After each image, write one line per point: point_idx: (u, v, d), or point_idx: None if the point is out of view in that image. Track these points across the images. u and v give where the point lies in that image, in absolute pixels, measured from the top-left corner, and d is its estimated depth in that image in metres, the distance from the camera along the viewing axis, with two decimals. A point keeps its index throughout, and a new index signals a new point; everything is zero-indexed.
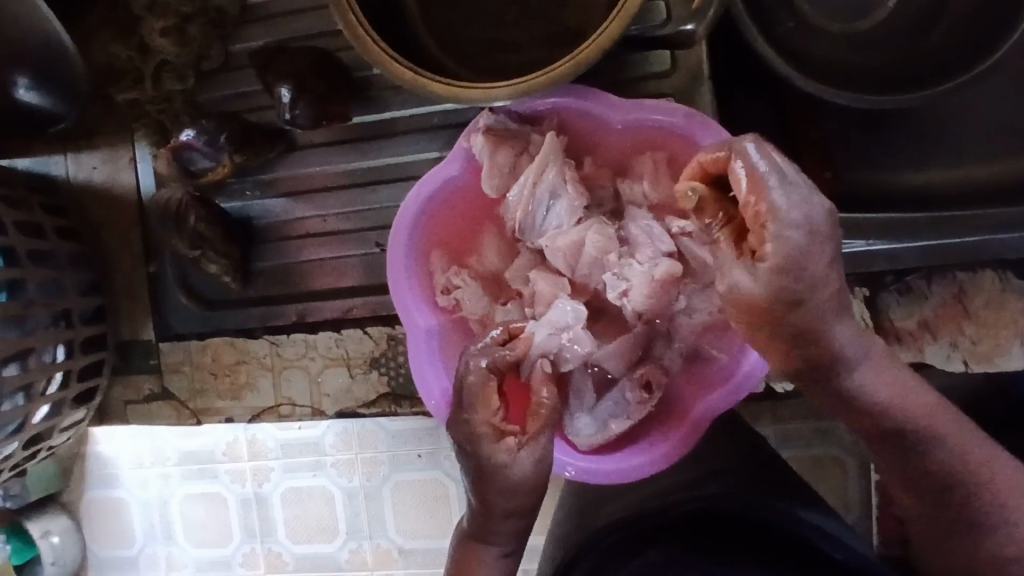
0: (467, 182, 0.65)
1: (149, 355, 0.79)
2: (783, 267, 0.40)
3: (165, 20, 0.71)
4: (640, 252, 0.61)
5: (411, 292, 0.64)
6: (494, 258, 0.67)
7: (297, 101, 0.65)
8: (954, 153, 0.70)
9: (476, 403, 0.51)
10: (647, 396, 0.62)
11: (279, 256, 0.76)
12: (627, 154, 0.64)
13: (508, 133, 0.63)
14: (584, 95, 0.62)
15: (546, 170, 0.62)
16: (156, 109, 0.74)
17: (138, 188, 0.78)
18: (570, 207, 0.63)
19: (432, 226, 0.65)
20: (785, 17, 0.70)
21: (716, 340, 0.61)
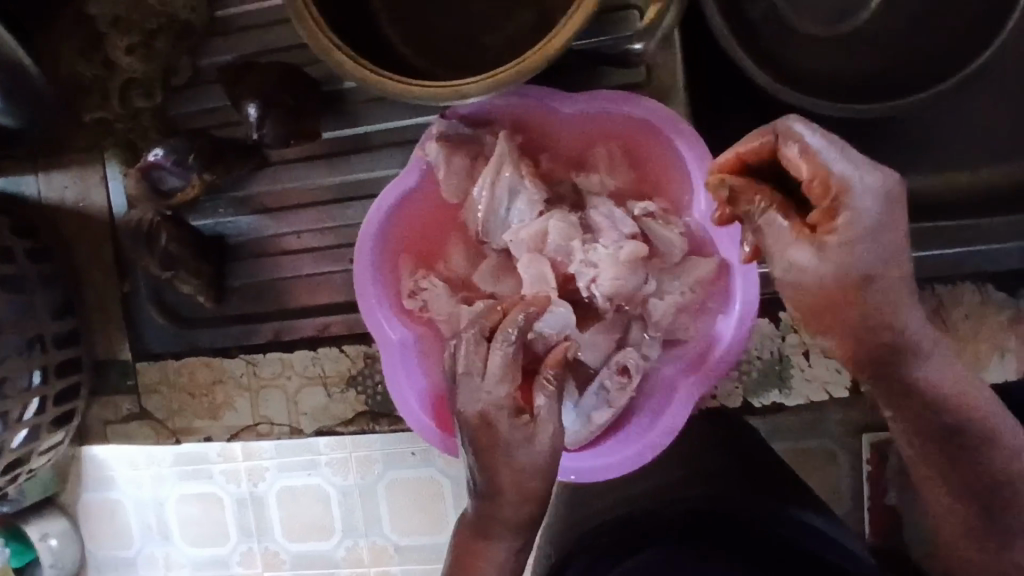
0: (426, 191, 0.64)
1: (127, 373, 0.79)
2: (856, 233, 0.41)
3: (129, 38, 0.70)
4: (604, 236, 0.59)
5: (379, 305, 0.62)
6: (461, 263, 0.65)
7: (264, 120, 0.64)
8: (937, 164, 0.68)
9: (502, 376, 0.48)
10: (627, 379, 0.59)
11: (255, 273, 0.75)
12: (583, 147, 0.63)
13: (461, 138, 0.61)
14: (537, 92, 0.61)
15: (500, 168, 0.60)
16: (124, 128, 0.73)
17: (110, 206, 0.77)
18: (530, 200, 0.61)
19: (397, 236, 0.64)
20: (768, 23, 0.67)
21: (691, 322, 0.59)
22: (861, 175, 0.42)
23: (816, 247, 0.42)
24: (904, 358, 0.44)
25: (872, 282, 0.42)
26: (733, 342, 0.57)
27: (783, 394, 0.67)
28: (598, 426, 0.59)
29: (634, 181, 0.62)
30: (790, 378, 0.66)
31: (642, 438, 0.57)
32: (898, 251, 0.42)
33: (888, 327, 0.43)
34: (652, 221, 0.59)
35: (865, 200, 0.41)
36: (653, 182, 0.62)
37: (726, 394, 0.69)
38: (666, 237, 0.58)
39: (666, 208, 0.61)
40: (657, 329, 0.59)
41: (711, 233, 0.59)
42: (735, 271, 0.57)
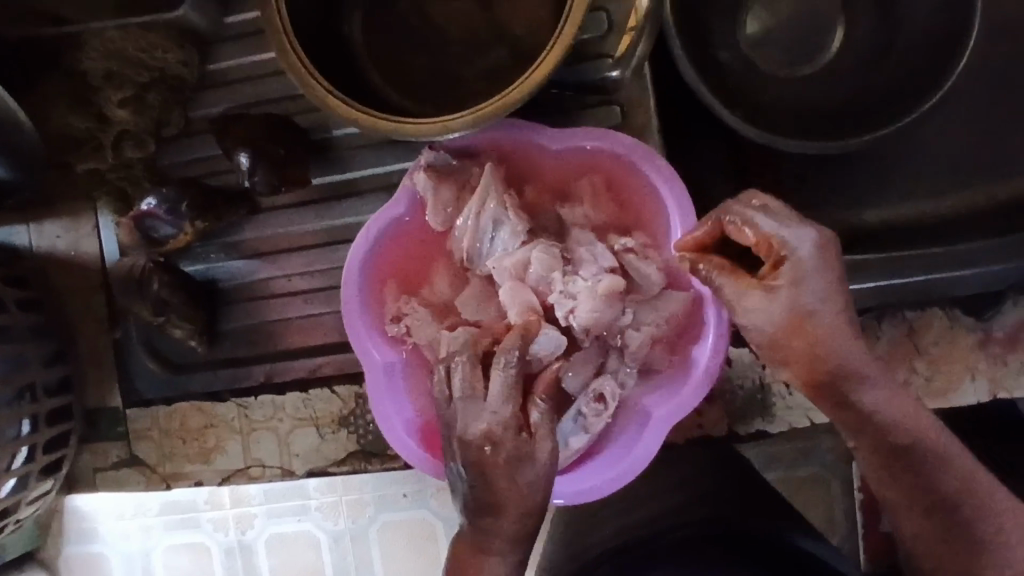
0: (412, 220, 0.65)
1: (117, 421, 0.78)
2: (796, 279, 0.50)
3: (123, 92, 0.71)
4: (584, 268, 0.61)
5: (364, 329, 0.63)
6: (444, 288, 0.66)
7: (256, 167, 0.66)
8: (908, 194, 0.69)
9: (507, 396, 0.49)
10: (604, 406, 0.60)
11: (247, 317, 0.76)
12: (565, 179, 0.65)
13: (449, 168, 0.62)
14: (522, 126, 0.63)
15: (485, 200, 0.62)
16: (117, 177, 0.74)
17: (101, 254, 0.78)
18: (514, 231, 0.62)
19: (383, 261, 0.65)
20: (736, 67, 0.71)
21: (668, 354, 0.62)
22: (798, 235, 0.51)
23: (765, 296, 0.51)
24: (855, 388, 0.51)
25: (815, 323, 0.50)
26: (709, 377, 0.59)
27: (766, 421, 0.68)
28: (575, 451, 0.60)
29: (615, 214, 0.64)
30: (772, 406, 0.68)
31: (619, 463, 0.59)
32: (835, 296, 0.51)
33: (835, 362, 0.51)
34: (631, 257, 0.62)
35: (804, 249, 0.50)
36: (633, 216, 0.64)
37: (711, 422, 0.70)
38: (645, 271, 0.61)
39: (646, 242, 0.63)
40: (634, 358, 0.61)
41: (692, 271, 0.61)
42: (708, 303, 0.59)
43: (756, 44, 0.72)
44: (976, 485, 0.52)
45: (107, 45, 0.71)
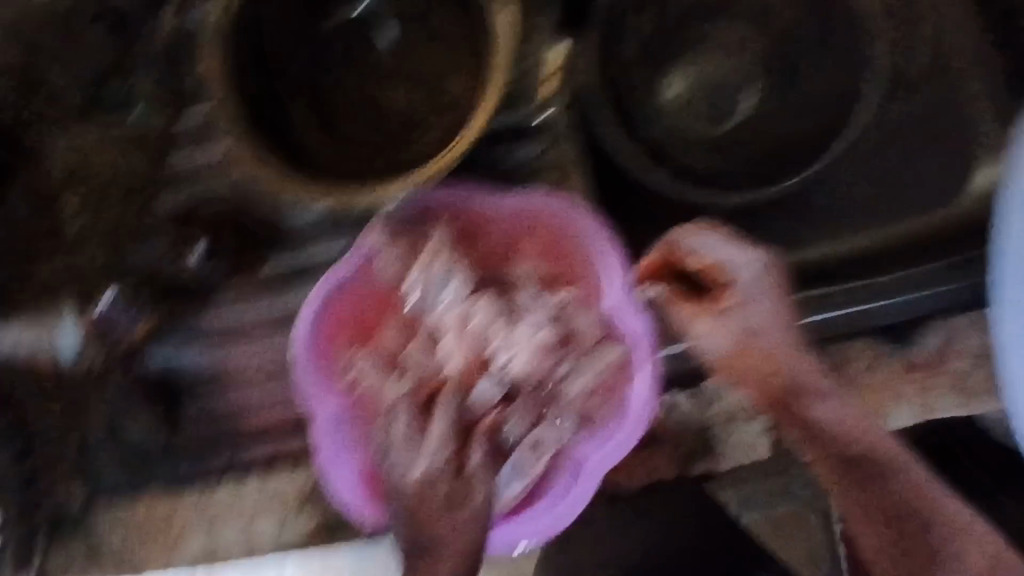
0: (365, 275, 0.67)
1: (82, 518, 0.77)
2: (740, 299, 0.57)
3: (83, 195, 0.76)
4: (524, 318, 0.65)
5: (315, 379, 0.65)
6: (392, 337, 0.65)
7: (211, 256, 0.74)
8: (833, 237, 0.75)
9: (446, 439, 0.52)
10: (540, 452, 0.61)
11: (207, 403, 0.77)
12: (511, 239, 0.70)
13: (404, 227, 0.66)
14: (469, 192, 0.68)
15: (437, 255, 0.67)
16: (76, 277, 0.76)
17: (56, 355, 0.73)
18: (461, 284, 0.66)
19: (337, 312, 0.67)
20: (657, 128, 0.77)
21: (604, 402, 0.64)
22: (743, 259, 0.58)
23: (714, 315, 0.57)
24: (799, 397, 0.58)
25: (762, 341, 0.57)
26: (637, 422, 0.63)
27: (712, 459, 0.71)
28: (511, 499, 0.60)
29: (556, 271, 0.69)
30: (717, 443, 0.71)
31: (555, 506, 0.63)
32: (780, 312, 0.57)
33: (778, 377, 0.57)
34: (569, 309, 0.66)
35: (745, 273, 0.57)
36: (572, 273, 0.68)
37: (662, 465, 0.72)
38: (582, 322, 0.65)
39: (586, 294, 0.67)
40: (572, 407, 0.63)
41: (625, 324, 0.65)
42: (636, 342, 0.64)
43: (676, 104, 0.77)
44: (898, 482, 0.59)
45: (65, 154, 0.76)
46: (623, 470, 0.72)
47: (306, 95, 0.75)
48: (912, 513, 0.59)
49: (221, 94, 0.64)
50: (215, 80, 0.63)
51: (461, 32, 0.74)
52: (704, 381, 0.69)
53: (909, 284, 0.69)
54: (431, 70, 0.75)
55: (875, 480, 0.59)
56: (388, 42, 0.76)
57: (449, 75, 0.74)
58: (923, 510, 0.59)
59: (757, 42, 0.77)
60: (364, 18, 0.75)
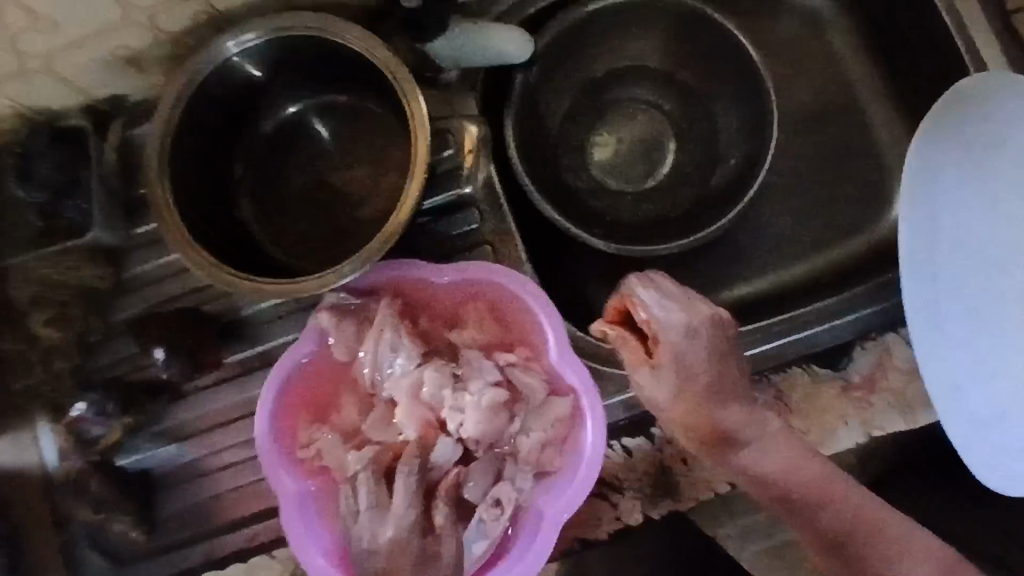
0: (320, 356, 0.70)
1: None
2: (677, 360, 0.57)
3: (48, 312, 0.80)
4: (472, 383, 0.68)
5: (278, 461, 0.67)
6: (352, 413, 0.71)
7: (171, 362, 0.74)
8: (744, 278, 0.83)
9: (410, 501, 0.65)
10: (501, 510, 0.66)
11: (181, 500, 0.79)
12: (455, 306, 0.72)
13: (352, 307, 0.69)
14: (409, 265, 0.70)
15: (383, 331, 0.68)
16: (52, 390, 0.80)
17: (42, 462, 0.81)
18: (410, 355, 0.69)
19: (294, 394, 0.69)
20: (587, 191, 0.85)
21: (556, 454, 0.68)
22: (683, 316, 0.57)
23: (652, 373, 0.58)
24: (731, 441, 0.61)
25: (699, 394, 0.59)
26: (591, 469, 0.66)
27: (675, 501, 0.73)
28: (477, 556, 0.66)
29: (501, 333, 0.71)
30: (676, 486, 0.72)
31: (521, 562, 0.65)
32: (716, 366, 0.58)
33: (710, 422, 0.60)
34: (514, 370, 0.69)
35: (676, 335, 0.57)
36: (516, 334, 0.71)
37: (626, 511, 0.72)
38: (527, 382, 0.68)
39: (528, 356, 0.70)
40: (528, 463, 0.67)
41: (568, 378, 0.68)
42: (581, 393, 0.68)
43: (602, 168, 0.85)
44: (834, 512, 0.62)
45: (27, 275, 0.80)
46: (590, 521, 0.73)
47: (252, 189, 0.80)
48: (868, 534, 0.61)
49: (166, 211, 0.68)
50: (161, 204, 0.68)
51: (389, 116, 0.79)
52: (651, 428, 0.73)
53: (833, 312, 0.77)
54: (367, 153, 0.81)
55: (813, 510, 0.62)
56: (324, 131, 0.81)
57: (382, 157, 0.81)
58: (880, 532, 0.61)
59: (668, 105, 0.86)
60: (303, 112, 0.81)
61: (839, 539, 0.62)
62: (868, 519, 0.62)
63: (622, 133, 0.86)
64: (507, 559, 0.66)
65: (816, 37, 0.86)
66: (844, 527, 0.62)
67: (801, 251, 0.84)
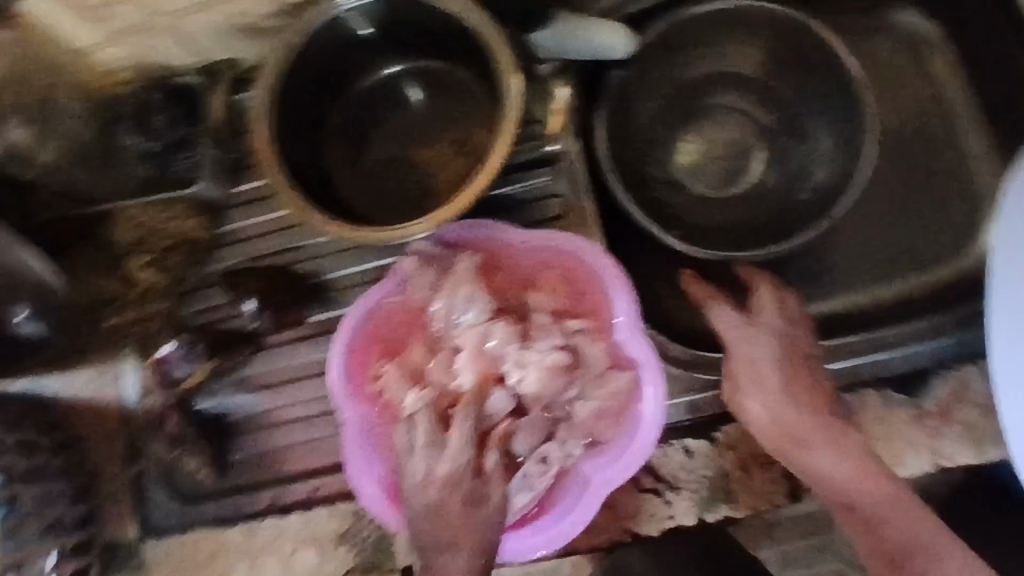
0: (396, 299, 0.73)
1: (134, 552, 0.83)
2: (751, 368, 0.67)
3: (149, 255, 0.83)
4: (538, 342, 0.71)
5: (346, 387, 0.72)
6: (417, 356, 0.72)
7: (263, 312, 0.79)
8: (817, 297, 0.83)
9: (466, 443, 0.64)
10: (547, 467, 0.69)
11: (251, 446, 0.83)
12: (531, 269, 0.75)
13: (433, 257, 0.72)
14: (496, 225, 0.74)
15: (460, 283, 0.70)
16: (140, 329, 0.84)
17: (122, 398, 0.85)
18: (482, 309, 0.71)
19: (368, 329, 0.73)
20: (670, 193, 0.86)
21: (610, 424, 0.70)
22: (758, 332, 0.68)
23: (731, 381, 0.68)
24: (807, 446, 0.65)
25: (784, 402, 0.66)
26: (645, 441, 0.69)
27: (731, 507, 0.73)
28: (518, 506, 0.69)
29: (573, 302, 0.73)
30: (734, 492, 0.73)
31: (561, 522, 0.70)
32: (792, 377, 0.67)
33: (794, 431, 0.66)
34: (581, 337, 0.71)
35: (759, 352, 0.67)
36: (586, 305, 0.73)
37: (680, 511, 0.74)
38: (591, 350, 0.71)
39: (596, 327, 0.72)
40: (581, 429, 0.70)
41: (631, 352, 0.71)
42: (642, 365, 0.70)
43: (687, 171, 0.86)
44: (898, 528, 0.60)
45: (134, 219, 0.84)
46: (642, 516, 0.74)
47: (343, 142, 0.86)
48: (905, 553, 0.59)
49: (266, 155, 0.73)
50: (265, 156, 0.73)
51: (479, 88, 0.84)
52: (715, 432, 0.74)
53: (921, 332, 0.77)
54: (455, 120, 0.86)
55: (876, 520, 0.61)
56: (416, 95, 0.86)
57: (467, 127, 0.86)
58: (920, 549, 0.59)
59: (762, 114, 0.85)
60: (394, 77, 0.85)
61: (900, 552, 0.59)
62: (937, 539, 0.59)
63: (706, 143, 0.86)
64: (547, 514, 0.70)
65: (916, 60, 0.86)
66: (905, 540, 0.59)
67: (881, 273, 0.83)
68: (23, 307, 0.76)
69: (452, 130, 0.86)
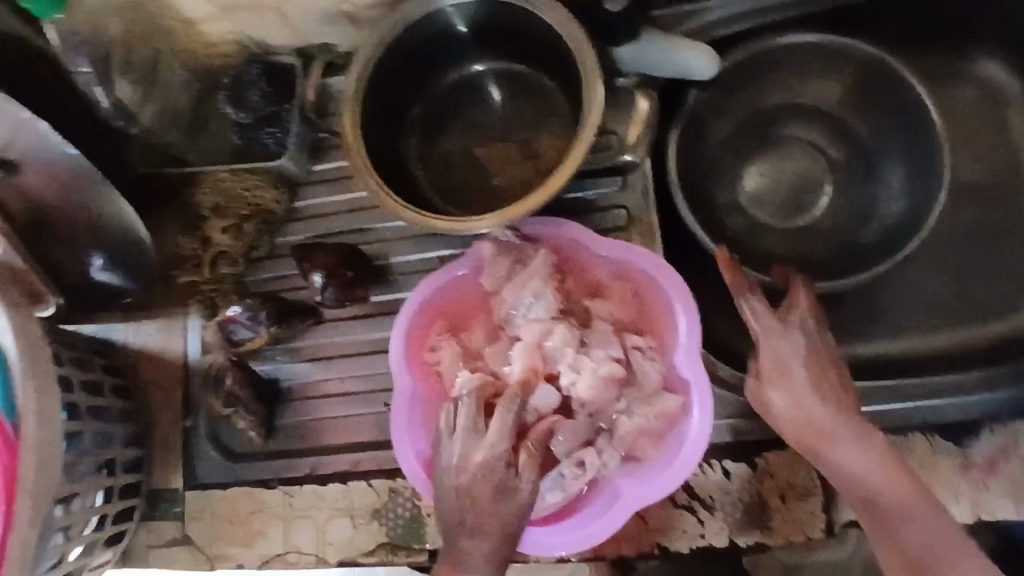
0: (470, 281, 0.79)
1: (176, 501, 0.86)
2: (773, 361, 0.67)
3: (226, 220, 0.87)
4: (596, 350, 0.72)
5: (407, 354, 0.76)
6: (479, 338, 0.77)
7: (328, 287, 0.83)
8: (871, 337, 0.82)
9: (504, 434, 0.65)
10: (582, 472, 0.70)
11: (300, 414, 0.86)
12: (601, 279, 0.76)
13: (511, 245, 0.76)
14: (577, 230, 0.76)
15: (532, 277, 0.74)
16: (210, 289, 0.88)
17: (185, 352, 0.89)
18: (547, 307, 0.73)
19: (437, 303, 0.79)
20: (734, 218, 0.87)
21: (652, 443, 0.71)
22: (773, 325, 0.68)
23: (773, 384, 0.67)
24: (827, 439, 0.64)
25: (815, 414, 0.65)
26: (687, 461, 0.69)
27: (765, 534, 0.72)
28: (547, 505, 0.70)
29: (636, 317, 0.75)
30: (771, 520, 0.72)
31: (587, 526, 0.71)
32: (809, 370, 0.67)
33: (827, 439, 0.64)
34: (638, 353, 0.72)
35: (798, 371, 0.67)
36: (649, 323, 0.74)
37: (713, 532, 0.73)
38: (646, 368, 0.72)
39: (654, 345, 0.73)
40: (621, 442, 0.71)
41: (685, 375, 0.72)
42: (694, 388, 0.71)
43: (754, 199, 0.87)
44: (915, 527, 0.59)
45: (216, 183, 0.86)
46: (675, 531, 0.73)
47: (420, 131, 0.89)
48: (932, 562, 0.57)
49: (353, 139, 0.76)
50: (350, 137, 0.76)
51: (558, 96, 0.87)
52: (757, 457, 0.74)
53: (970, 386, 0.76)
54: (530, 124, 0.89)
55: (891, 515, 0.60)
56: (497, 95, 0.89)
57: (539, 130, 0.88)
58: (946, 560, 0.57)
59: (834, 150, 0.87)
60: (473, 79, 0.89)
61: (921, 557, 0.58)
62: (960, 541, 0.57)
63: (776, 171, 0.87)
64: (575, 517, 0.71)
65: (993, 115, 0.86)
66: (925, 540, 0.58)
67: (938, 321, 0.82)
68: (99, 257, 0.86)
69: (526, 133, 0.89)
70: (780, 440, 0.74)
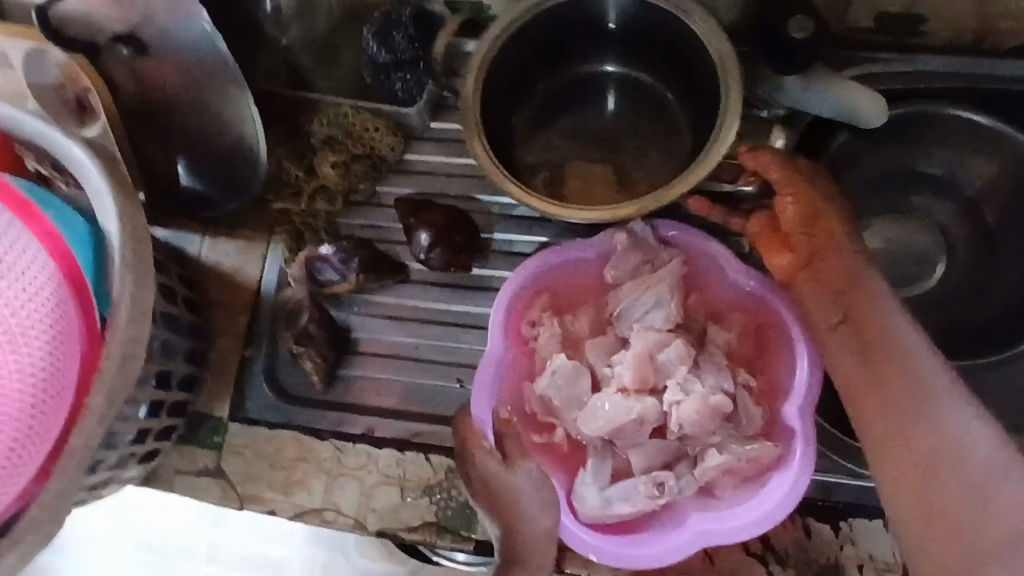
0: (592, 270, 0.76)
1: (217, 431, 0.81)
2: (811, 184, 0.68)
3: (339, 156, 0.82)
4: (708, 375, 0.69)
5: (508, 321, 0.73)
6: (583, 328, 0.75)
7: (434, 248, 0.80)
8: None
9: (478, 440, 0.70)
10: (659, 493, 0.67)
11: (366, 370, 0.82)
12: (726, 306, 0.74)
13: (645, 243, 0.73)
14: (717, 249, 0.74)
15: (658, 282, 0.71)
16: (301, 221, 0.84)
17: (260, 282, 0.84)
18: (666, 317, 0.71)
19: (550, 280, 0.75)
20: None
21: (736, 482, 0.68)
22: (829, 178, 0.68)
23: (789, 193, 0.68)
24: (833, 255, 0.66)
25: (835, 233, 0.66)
26: (769, 507, 0.66)
27: None
28: (613, 513, 0.67)
29: (753, 354, 0.73)
30: None
31: (642, 545, 0.67)
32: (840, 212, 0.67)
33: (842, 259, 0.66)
34: (746, 391, 0.70)
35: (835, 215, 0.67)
36: (764, 361, 0.72)
37: None
38: (752, 410, 0.69)
39: (764, 387, 0.71)
40: (701, 475, 0.68)
41: (791, 424, 0.68)
42: (798, 439, 0.67)
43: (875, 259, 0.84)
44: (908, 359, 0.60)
45: (337, 116, 0.83)
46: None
47: (535, 113, 0.85)
48: (949, 462, 0.55)
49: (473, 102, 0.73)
50: (475, 96, 0.73)
51: (680, 114, 0.84)
52: (840, 521, 0.71)
53: None
54: (647, 134, 0.85)
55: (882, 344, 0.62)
56: (611, 104, 0.86)
57: (657, 141, 0.85)
58: (979, 497, 0.54)
59: (960, 228, 0.84)
60: (588, 80, 0.86)
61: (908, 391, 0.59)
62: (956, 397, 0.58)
63: (903, 235, 0.84)
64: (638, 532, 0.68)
65: None
66: (917, 381, 0.59)
67: None
68: (183, 163, 0.81)
69: (650, 140, 0.85)
70: (868, 508, 0.72)
